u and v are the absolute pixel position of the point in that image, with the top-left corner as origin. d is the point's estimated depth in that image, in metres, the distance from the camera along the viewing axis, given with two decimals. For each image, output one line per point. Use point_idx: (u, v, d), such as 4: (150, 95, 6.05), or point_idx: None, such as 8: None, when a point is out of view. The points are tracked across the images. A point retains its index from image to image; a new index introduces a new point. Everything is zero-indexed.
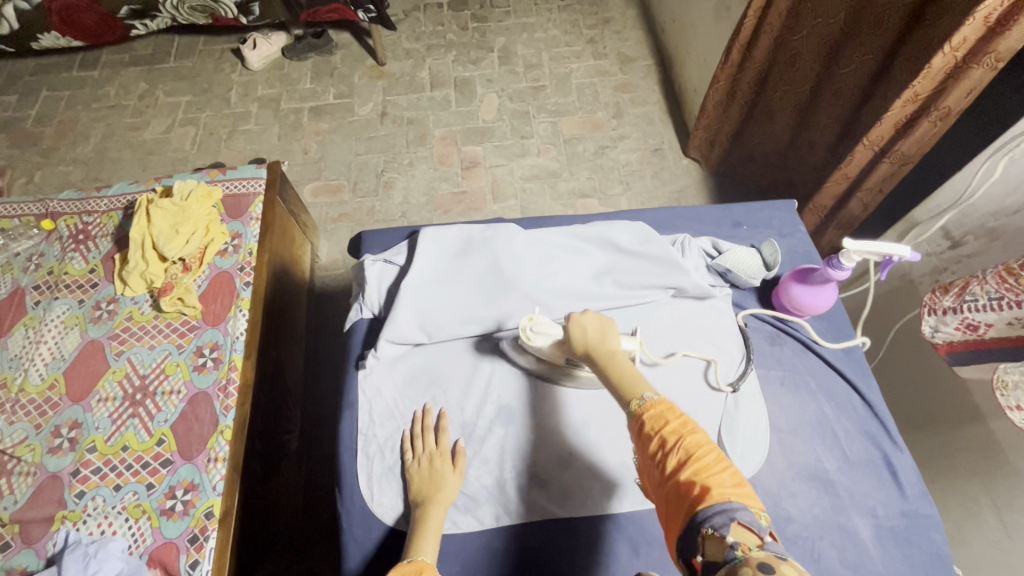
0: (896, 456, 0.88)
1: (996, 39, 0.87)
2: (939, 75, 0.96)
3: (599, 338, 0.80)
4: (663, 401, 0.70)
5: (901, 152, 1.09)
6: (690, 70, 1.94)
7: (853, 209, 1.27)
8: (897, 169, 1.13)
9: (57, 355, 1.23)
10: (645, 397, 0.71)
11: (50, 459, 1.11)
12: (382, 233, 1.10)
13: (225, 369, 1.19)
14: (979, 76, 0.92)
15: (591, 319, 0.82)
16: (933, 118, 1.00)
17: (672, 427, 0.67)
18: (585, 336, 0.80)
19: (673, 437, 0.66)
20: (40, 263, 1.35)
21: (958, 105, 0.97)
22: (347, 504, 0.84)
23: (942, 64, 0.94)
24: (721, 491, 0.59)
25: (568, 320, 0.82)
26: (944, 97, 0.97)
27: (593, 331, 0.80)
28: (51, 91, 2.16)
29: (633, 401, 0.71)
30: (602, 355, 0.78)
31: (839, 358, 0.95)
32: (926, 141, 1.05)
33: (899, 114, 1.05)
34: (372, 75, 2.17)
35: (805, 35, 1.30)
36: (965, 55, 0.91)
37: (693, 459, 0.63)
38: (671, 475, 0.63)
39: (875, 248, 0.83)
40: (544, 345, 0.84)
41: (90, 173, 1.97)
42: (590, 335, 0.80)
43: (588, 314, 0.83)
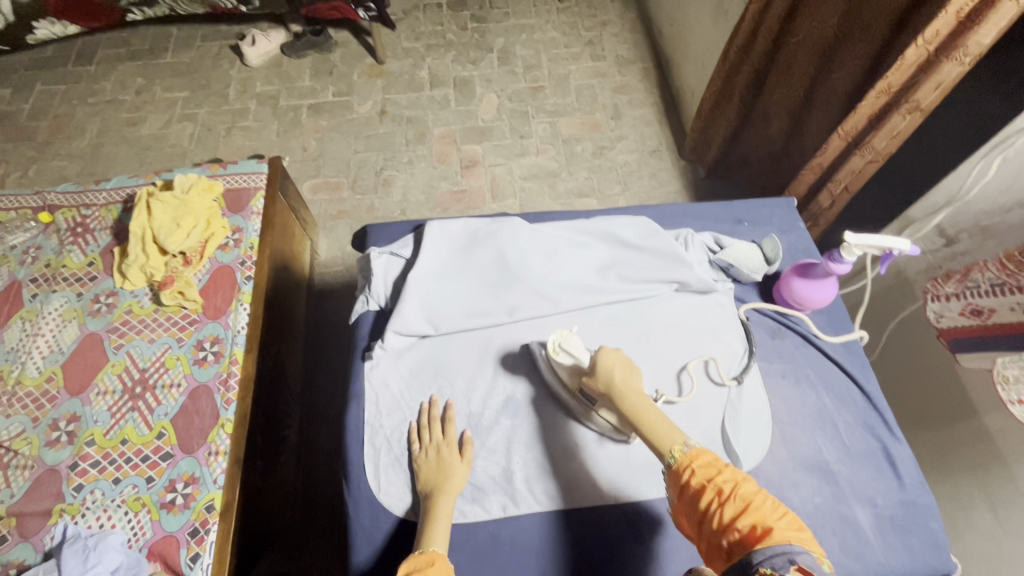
0: (894, 448, 0.90)
1: (966, 34, 0.90)
2: (911, 68, 0.99)
3: (623, 379, 0.80)
4: (706, 451, 0.71)
5: (872, 145, 1.11)
6: (687, 72, 1.97)
7: (822, 203, 1.29)
8: (867, 165, 1.16)
9: (55, 348, 1.22)
10: (686, 445, 0.72)
11: (47, 452, 1.11)
12: (386, 226, 1.11)
13: (226, 363, 1.19)
14: (950, 70, 0.95)
15: (617, 359, 0.81)
16: (905, 111, 1.03)
17: (726, 475, 0.67)
18: (611, 375, 0.80)
19: (727, 485, 0.66)
20: (37, 256, 1.34)
21: (928, 98, 1.00)
22: (354, 494, 0.85)
23: (915, 57, 0.97)
24: (780, 532, 0.60)
25: (595, 356, 0.82)
26: (915, 90, 1.00)
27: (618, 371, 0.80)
28: (47, 85, 2.14)
29: (674, 449, 0.72)
30: (632, 394, 0.78)
31: (839, 352, 0.97)
32: (894, 134, 1.08)
33: (870, 106, 1.08)
34: (371, 73, 2.17)
35: (798, 40, 1.32)
36: (937, 49, 0.94)
37: (749, 506, 0.64)
38: (727, 524, 0.63)
39: (876, 242, 0.85)
40: (567, 364, 0.86)
41: (86, 168, 1.96)
42: (618, 373, 0.80)
43: (615, 354, 0.82)
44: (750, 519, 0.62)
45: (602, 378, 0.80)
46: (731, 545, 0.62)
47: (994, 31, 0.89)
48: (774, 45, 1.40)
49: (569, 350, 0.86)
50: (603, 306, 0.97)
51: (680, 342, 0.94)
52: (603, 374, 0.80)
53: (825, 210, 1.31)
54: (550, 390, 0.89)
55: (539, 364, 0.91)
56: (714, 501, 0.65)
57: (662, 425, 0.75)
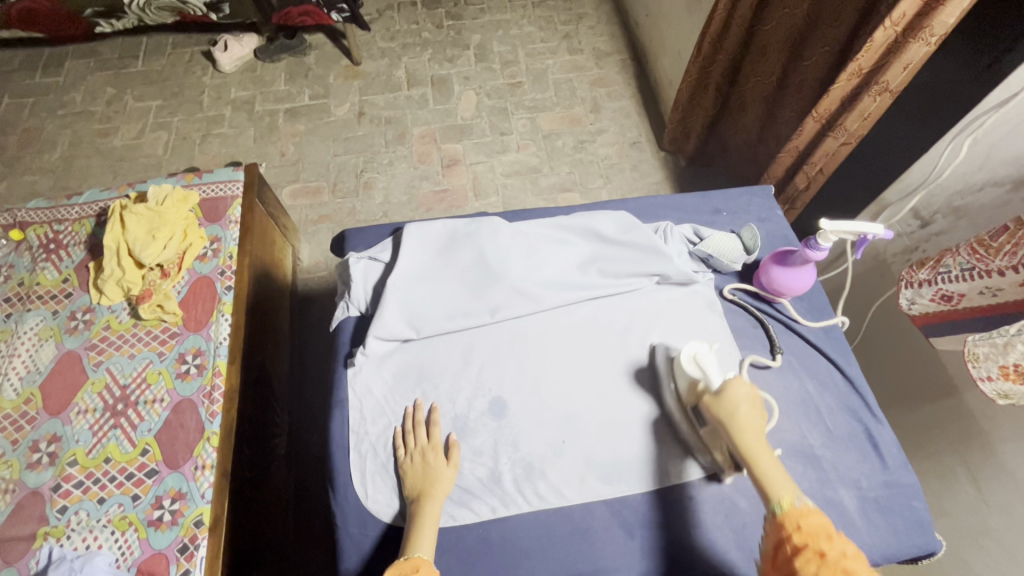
0: (878, 430, 0.91)
1: (931, 15, 0.90)
2: (880, 49, 1.00)
3: (746, 416, 0.75)
4: (818, 514, 0.66)
5: (845, 127, 1.12)
6: (665, 63, 1.97)
7: (798, 183, 1.30)
8: (840, 146, 1.17)
9: (32, 368, 1.20)
10: (797, 500, 0.67)
11: (29, 475, 1.09)
12: (365, 231, 1.09)
13: (210, 376, 1.17)
14: (916, 51, 0.95)
15: (749, 392, 0.77)
16: (874, 93, 1.04)
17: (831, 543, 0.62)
18: (736, 407, 0.76)
19: (831, 551, 0.61)
20: (10, 274, 1.31)
21: (896, 79, 1.00)
22: (341, 503, 0.84)
23: (883, 38, 0.97)
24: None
25: (725, 382, 0.78)
26: (884, 71, 1.00)
27: (745, 405, 0.76)
28: (14, 99, 2.09)
29: (783, 500, 0.68)
30: (751, 431, 0.75)
31: (820, 337, 0.98)
32: (866, 115, 1.09)
33: (842, 89, 1.09)
34: (348, 75, 2.15)
35: (772, 27, 1.31)
36: (905, 30, 0.95)
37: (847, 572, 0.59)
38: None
39: (850, 228, 0.85)
40: (693, 379, 0.83)
41: (59, 182, 1.92)
42: (743, 409, 0.75)
43: (749, 386, 0.78)
44: None
45: (723, 407, 0.76)
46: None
47: (959, 11, 0.88)
48: (748, 32, 1.40)
49: (702, 366, 0.82)
50: (586, 302, 0.97)
51: (663, 341, 0.94)
52: (726, 405, 0.76)
53: (802, 191, 1.32)
54: (534, 390, 0.89)
55: (521, 361, 0.91)
56: (812, 562, 0.61)
57: (772, 475, 0.71)
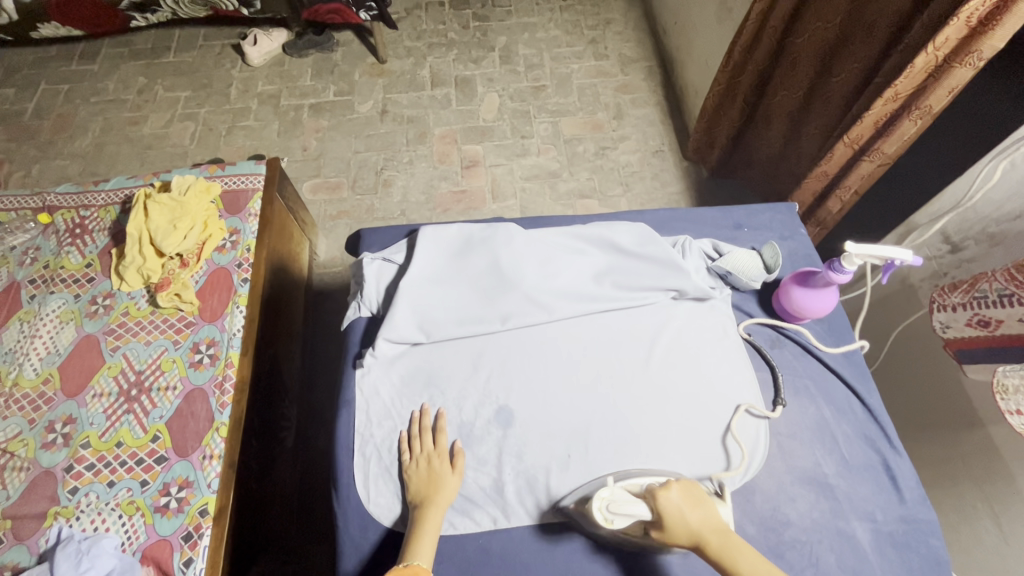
0: (896, 463, 0.87)
1: (980, 39, 0.86)
2: (920, 74, 0.96)
3: (699, 520, 0.71)
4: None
5: (881, 151, 1.09)
6: (691, 72, 1.94)
7: (832, 207, 1.26)
8: (875, 170, 1.14)
9: (52, 350, 1.22)
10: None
11: (43, 455, 1.11)
12: (381, 231, 1.09)
13: (222, 366, 1.19)
14: (961, 75, 0.92)
15: (681, 496, 0.73)
16: (915, 116, 1.01)
17: None
18: (684, 522, 0.71)
19: None
20: (36, 257, 1.34)
21: (940, 103, 0.98)
22: (344, 503, 0.84)
23: (924, 63, 0.94)
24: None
25: (658, 510, 0.72)
26: (925, 96, 0.97)
27: (691, 514, 0.71)
28: (50, 85, 2.15)
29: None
30: (715, 536, 0.70)
31: (839, 362, 0.95)
32: (905, 139, 1.06)
33: (878, 113, 1.05)
34: (373, 73, 2.16)
35: (804, 41, 1.27)
36: (947, 55, 0.91)
37: None
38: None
39: (876, 252, 0.82)
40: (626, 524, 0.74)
41: (88, 168, 1.96)
42: (691, 518, 0.71)
43: (676, 487, 0.74)
44: None
45: (677, 529, 0.71)
46: None
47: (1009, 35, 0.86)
48: (778, 45, 1.37)
49: (623, 514, 0.72)
50: (600, 315, 0.96)
51: (672, 356, 0.92)
52: (677, 528, 0.71)
53: (836, 216, 1.28)
54: (545, 399, 0.88)
55: (529, 374, 0.90)
56: None
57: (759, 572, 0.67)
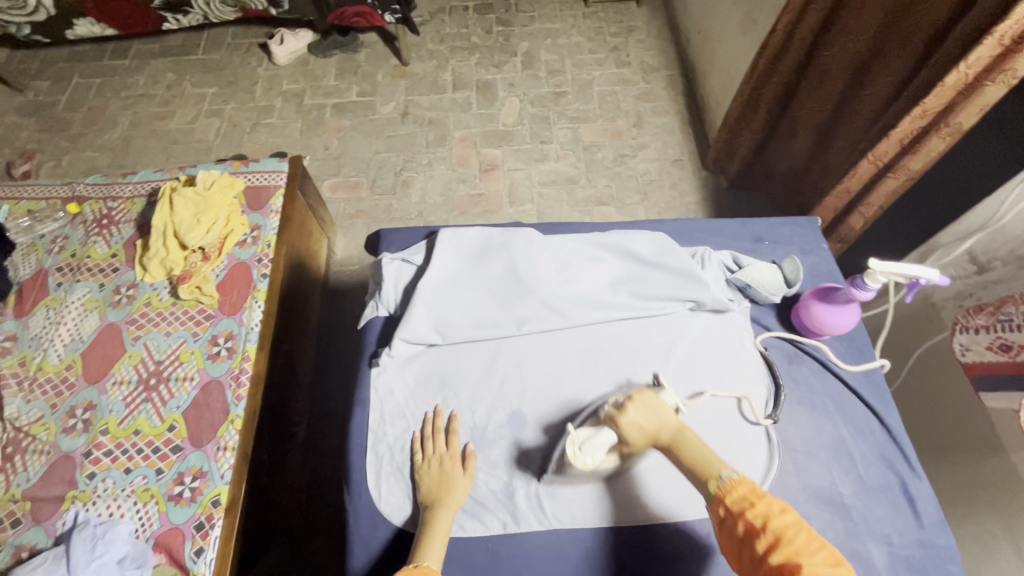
0: (914, 485, 0.86)
1: (1013, 57, 0.86)
2: (949, 92, 0.95)
3: (654, 424, 0.76)
4: (743, 478, 0.70)
5: (907, 168, 1.08)
6: (713, 82, 1.93)
7: (854, 223, 1.25)
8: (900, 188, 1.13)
9: (76, 336, 1.25)
10: (722, 479, 0.71)
11: (64, 439, 1.13)
12: (400, 232, 1.10)
13: (238, 359, 1.21)
14: (993, 93, 0.91)
15: (638, 411, 0.77)
16: (944, 134, 1.00)
17: (758, 509, 0.66)
18: (639, 426, 0.76)
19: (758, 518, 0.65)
20: (64, 246, 1.38)
21: (970, 121, 0.96)
22: (355, 501, 0.84)
23: (954, 81, 0.93)
24: (813, 569, 0.59)
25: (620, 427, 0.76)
26: (955, 113, 0.96)
27: (647, 421, 0.76)
28: (83, 79, 2.20)
29: (711, 483, 0.71)
30: (665, 433, 0.77)
31: (858, 380, 0.94)
32: (932, 155, 1.04)
33: (906, 130, 1.04)
34: (395, 74, 2.18)
35: (834, 53, 1.26)
36: (979, 72, 0.90)
37: (784, 541, 0.62)
38: (762, 556, 0.63)
39: (901, 270, 0.80)
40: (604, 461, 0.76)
41: (116, 160, 2.01)
42: (646, 424, 0.76)
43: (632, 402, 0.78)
44: (784, 557, 0.61)
45: (635, 436, 0.76)
46: None
47: None
48: (806, 57, 1.36)
49: (594, 448, 0.74)
50: (616, 323, 0.95)
51: (688, 367, 0.91)
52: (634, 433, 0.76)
53: (856, 232, 1.27)
54: (558, 405, 0.88)
55: (543, 380, 0.90)
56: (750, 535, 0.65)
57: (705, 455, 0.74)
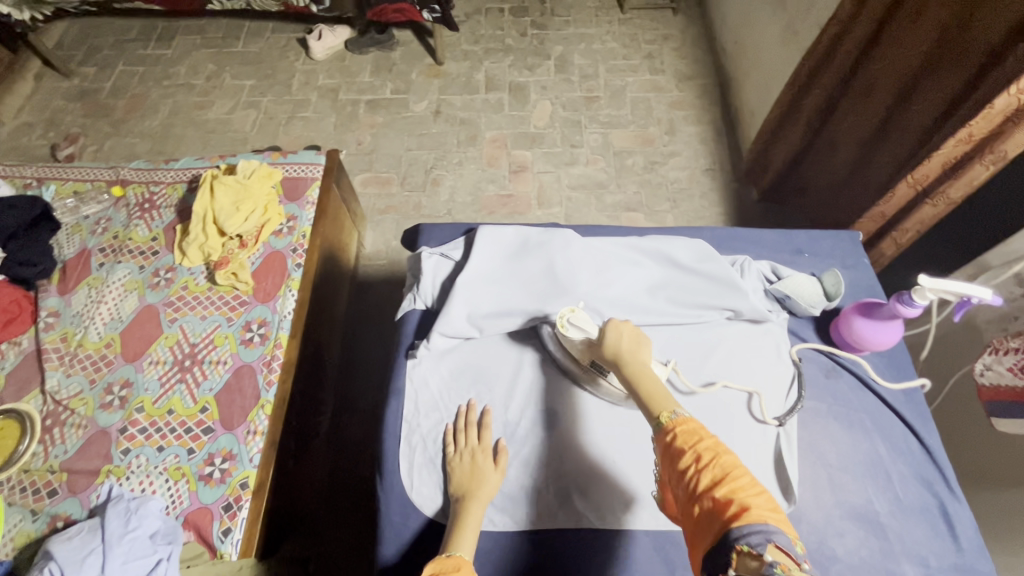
0: (954, 509, 0.84)
1: None
2: (998, 116, 0.95)
3: (632, 348, 0.80)
4: (694, 418, 0.69)
5: (947, 194, 1.07)
6: (749, 92, 1.92)
7: (885, 249, 1.26)
8: (939, 213, 1.12)
9: (115, 316, 1.29)
10: (675, 412, 0.70)
11: (101, 414, 1.17)
12: (439, 228, 1.11)
13: (271, 346, 1.23)
14: None
15: (627, 328, 0.82)
16: (988, 161, 0.99)
17: (707, 444, 0.65)
18: (616, 343, 0.80)
19: (708, 453, 0.65)
20: (107, 227, 1.42)
21: (1016, 148, 0.96)
22: (387, 490, 0.86)
23: (1004, 104, 0.93)
24: (757, 512, 0.58)
25: (605, 327, 0.83)
26: (1003, 139, 0.96)
27: (627, 337, 0.81)
28: (127, 67, 2.27)
29: (663, 414, 0.71)
30: (634, 364, 0.78)
31: (898, 399, 0.92)
32: (974, 183, 1.04)
33: (947, 154, 1.04)
34: (430, 73, 2.21)
35: (884, 65, 1.23)
36: None
37: (728, 478, 0.62)
38: (703, 491, 0.62)
39: (952, 288, 0.79)
40: (576, 338, 0.87)
41: (155, 147, 2.06)
42: (625, 344, 0.80)
43: (626, 324, 0.83)
44: (727, 492, 0.60)
45: (609, 348, 0.81)
46: (707, 512, 0.60)
47: None
48: (851, 70, 1.34)
49: (578, 324, 0.86)
50: (651, 328, 0.95)
51: (722, 376, 0.91)
52: (609, 342, 0.81)
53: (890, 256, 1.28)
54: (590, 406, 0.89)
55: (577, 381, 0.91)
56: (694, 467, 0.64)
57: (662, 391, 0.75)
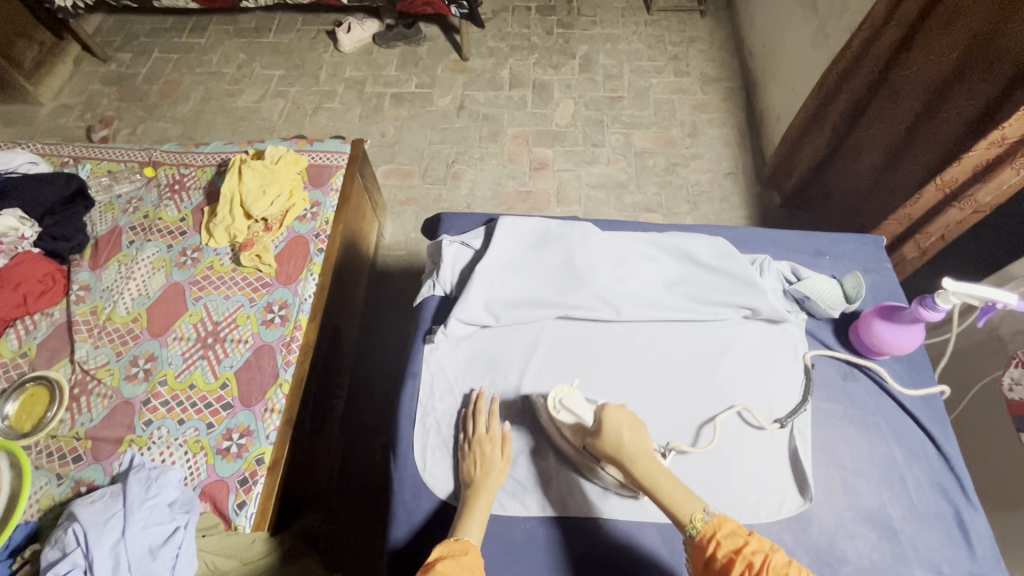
0: (970, 517, 0.83)
1: None
2: None
3: (632, 438, 0.77)
4: (727, 518, 0.70)
5: (975, 200, 1.08)
6: (775, 97, 1.90)
7: (908, 253, 1.27)
8: (967, 218, 1.13)
9: (143, 292, 1.33)
10: (707, 514, 0.70)
11: (126, 385, 1.21)
12: (460, 216, 1.13)
13: (291, 327, 1.26)
14: None
15: (622, 415, 0.79)
16: (1019, 165, 1.00)
17: (753, 546, 0.66)
18: (619, 437, 0.77)
19: (756, 556, 0.65)
20: (138, 207, 1.46)
21: None
22: (400, 471, 0.87)
23: None
24: None
25: (600, 418, 0.79)
26: None
27: (626, 427, 0.78)
28: (162, 54, 2.33)
29: (695, 520, 0.70)
30: (641, 458, 0.76)
31: (917, 405, 0.91)
32: (1003, 189, 1.04)
33: (978, 157, 1.04)
34: (455, 69, 2.23)
35: (913, 72, 1.21)
36: None
37: None
38: None
39: (976, 292, 0.78)
40: (568, 422, 0.83)
41: (186, 132, 2.12)
42: (626, 435, 0.77)
43: (620, 411, 0.80)
44: None
45: (609, 443, 0.78)
46: None
47: None
48: (879, 77, 1.33)
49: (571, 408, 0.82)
50: (668, 323, 0.96)
51: (735, 374, 0.91)
52: (609, 438, 0.77)
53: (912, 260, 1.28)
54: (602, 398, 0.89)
55: (590, 374, 0.92)
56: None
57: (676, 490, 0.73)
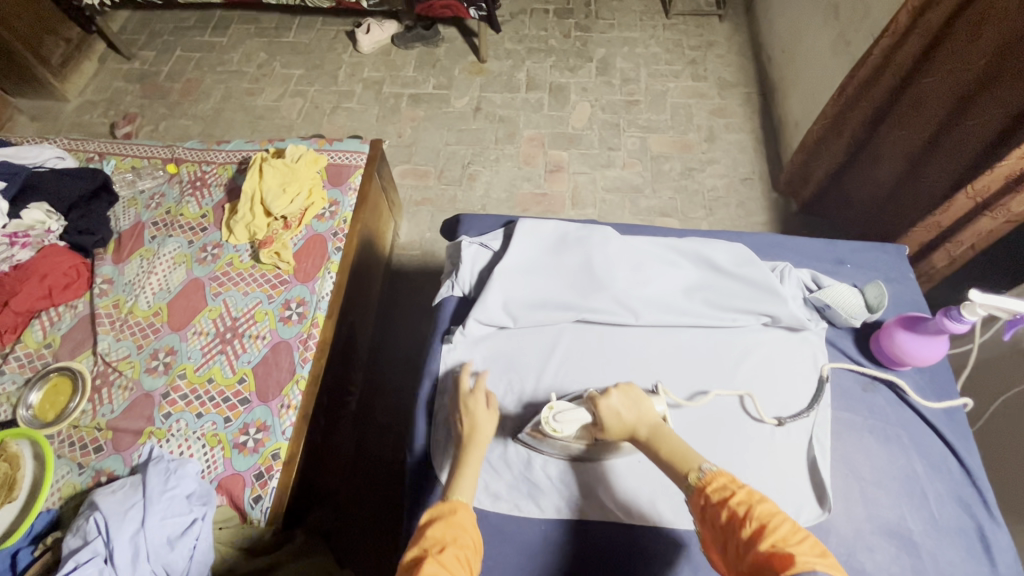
0: (993, 533, 0.81)
1: None
2: None
3: (632, 412, 0.78)
4: (722, 472, 0.66)
5: (1007, 208, 1.06)
6: (794, 102, 1.89)
7: (938, 260, 1.25)
8: (999, 226, 1.10)
9: (164, 286, 1.35)
10: (702, 468, 0.68)
11: (146, 378, 1.23)
12: (479, 218, 1.14)
13: (308, 325, 1.27)
14: None
15: (615, 398, 0.79)
16: None
17: (740, 497, 0.62)
18: (619, 418, 0.77)
19: (742, 507, 0.61)
20: (160, 203, 1.49)
21: None
22: (415, 466, 0.88)
23: None
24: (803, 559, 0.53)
25: (596, 411, 0.78)
26: None
27: (623, 408, 0.78)
28: (184, 52, 2.37)
29: (692, 473, 0.68)
30: (644, 429, 0.77)
31: (939, 418, 0.90)
32: None
33: (1011, 165, 1.02)
34: (472, 70, 2.24)
35: (937, 79, 1.20)
36: None
37: (767, 529, 0.57)
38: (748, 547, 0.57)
39: (1003, 305, 0.77)
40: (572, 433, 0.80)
41: (206, 130, 2.15)
42: (625, 415, 0.77)
43: (611, 395, 0.79)
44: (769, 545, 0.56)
45: (611, 425, 0.77)
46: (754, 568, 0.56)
47: None
48: (901, 84, 1.31)
49: (568, 420, 0.79)
50: (686, 328, 0.96)
51: (753, 380, 0.91)
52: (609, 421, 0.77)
53: (940, 268, 1.26)
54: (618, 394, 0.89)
55: (606, 375, 0.91)
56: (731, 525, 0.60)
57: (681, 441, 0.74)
